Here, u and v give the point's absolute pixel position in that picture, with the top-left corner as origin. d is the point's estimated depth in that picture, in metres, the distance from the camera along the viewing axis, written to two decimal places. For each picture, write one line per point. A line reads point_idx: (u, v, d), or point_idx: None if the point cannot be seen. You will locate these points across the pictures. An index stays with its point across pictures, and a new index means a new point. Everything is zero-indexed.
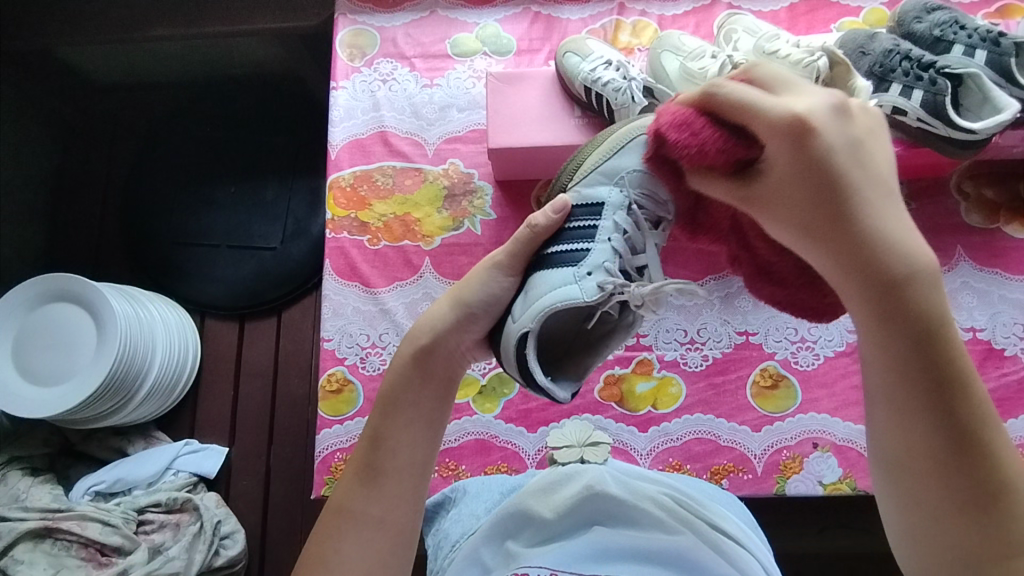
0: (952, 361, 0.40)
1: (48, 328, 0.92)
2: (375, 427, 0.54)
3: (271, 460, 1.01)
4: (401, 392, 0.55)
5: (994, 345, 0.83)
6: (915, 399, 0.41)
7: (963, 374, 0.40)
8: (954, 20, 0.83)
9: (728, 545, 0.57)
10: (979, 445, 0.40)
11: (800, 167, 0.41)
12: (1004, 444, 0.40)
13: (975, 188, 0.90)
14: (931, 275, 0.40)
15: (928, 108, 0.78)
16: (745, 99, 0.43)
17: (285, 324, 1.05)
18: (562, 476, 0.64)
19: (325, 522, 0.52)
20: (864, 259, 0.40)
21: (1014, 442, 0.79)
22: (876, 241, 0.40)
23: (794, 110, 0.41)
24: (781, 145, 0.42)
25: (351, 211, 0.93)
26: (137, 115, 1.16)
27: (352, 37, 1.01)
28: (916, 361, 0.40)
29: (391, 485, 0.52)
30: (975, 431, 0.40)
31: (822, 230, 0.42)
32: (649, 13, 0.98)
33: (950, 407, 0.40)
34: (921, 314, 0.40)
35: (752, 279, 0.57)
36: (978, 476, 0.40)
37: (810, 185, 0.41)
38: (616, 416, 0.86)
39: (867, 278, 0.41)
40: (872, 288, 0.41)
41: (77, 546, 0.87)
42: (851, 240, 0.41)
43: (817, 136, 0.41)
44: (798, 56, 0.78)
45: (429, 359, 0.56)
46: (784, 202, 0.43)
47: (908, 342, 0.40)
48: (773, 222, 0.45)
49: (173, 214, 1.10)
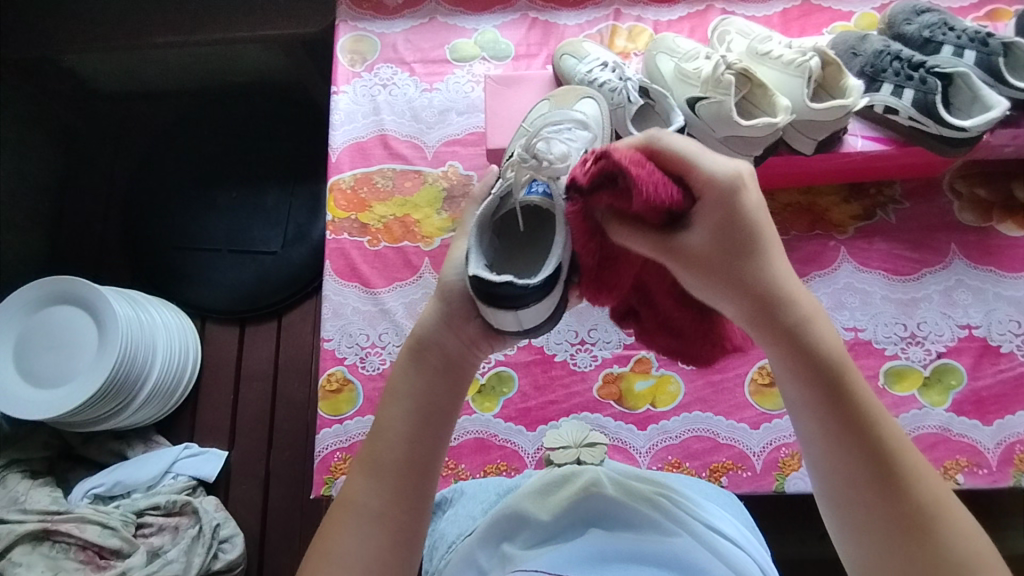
0: (863, 395, 0.44)
1: (48, 331, 0.93)
2: (376, 421, 0.54)
3: (271, 463, 1.01)
4: (399, 384, 0.55)
5: (990, 342, 0.84)
6: (839, 426, 0.44)
7: (875, 406, 0.44)
8: (943, 22, 0.85)
9: (724, 547, 0.57)
10: (905, 471, 0.43)
11: (726, 226, 0.44)
12: (922, 470, 0.44)
13: (968, 188, 0.91)
14: (822, 318, 0.46)
15: (919, 107, 0.79)
16: (686, 153, 0.43)
17: (285, 327, 1.06)
18: (559, 479, 0.65)
19: (330, 517, 0.51)
20: (773, 302, 0.45)
21: (1010, 438, 0.80)
22: (779, 290, 0.45)
23: (729, 169, 0.43)
24: (716, 203, 0.43)
25: (351, 212, 0.94)
26: (139, 122, 1.18)
27: (352, 43, 1.03)
28: (833, 405, 0.44)
29: (393, 479, 0.51)
30: (893, 457, 0.43)
31: (742, 286, 0.45)
32: (644, 19, 1.00)
33: (865, 435, 0.43)
34: (823, 346, 0.45)
35: (649, 334, 0.59)
36: (911, 501, 0.42)
37: (730, 244, 0.44)
38: (614, 414, 0.86)
39: (776, 316, 0.45)
40: (781, 336, 0.45)
41: (75, 549, 0.87)
42: (766, 296, 0.45)
43: (747, 198, 0.43)
44: (791, 56, 0.79)
45: (424, 350, 0.55)
46: (705, 258, 0.45)
47: (818, 370, 0.44)
48: (693, 274, 0.46)
49: (175, 220, 1.11)
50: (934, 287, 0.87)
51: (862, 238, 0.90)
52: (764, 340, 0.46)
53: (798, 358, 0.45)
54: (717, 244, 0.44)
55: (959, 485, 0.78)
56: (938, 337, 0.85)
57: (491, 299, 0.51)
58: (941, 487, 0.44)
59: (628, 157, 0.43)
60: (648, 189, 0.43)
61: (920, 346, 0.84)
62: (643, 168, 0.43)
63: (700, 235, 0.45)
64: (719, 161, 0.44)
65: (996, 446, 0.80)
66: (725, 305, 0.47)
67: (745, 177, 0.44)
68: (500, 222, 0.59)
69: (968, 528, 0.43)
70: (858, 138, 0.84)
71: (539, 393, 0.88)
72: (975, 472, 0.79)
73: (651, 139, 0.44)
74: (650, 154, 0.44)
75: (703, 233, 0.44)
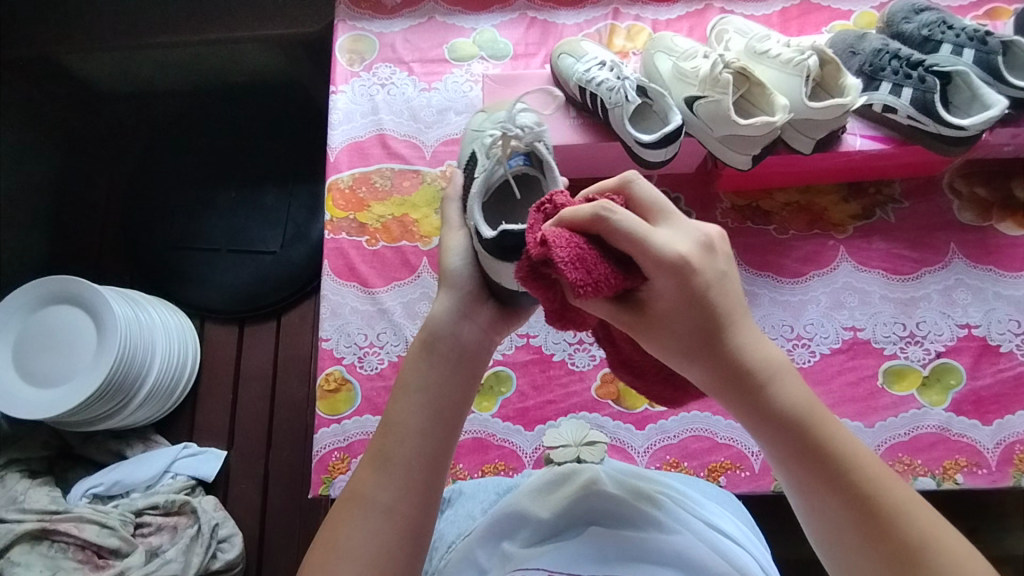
0: (832, 440, 0.43)
1: (47, 330, 0.93)
2: (387, 414, 0.53)
3: (269, 463, 1.01)
4: (412, 377, 0.55)
5: (989, 341, 0.84)
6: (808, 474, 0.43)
7: (848, 446, 0.44)
8: (942, 20, 0.85)
9: (725, 543, 0.57)
10: (891, 505, 0.42)
11: (678, 299, 0.44)
12: (906, 507, 0.42)
13: (967, 187, 0.91)
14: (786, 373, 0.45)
15: (917, 106, 0.79)
16: (635, 233, 0.42)
17: (284, 327, 1.06)
18: (558, 476, 0.65)
19: (337, 511, 0.50)
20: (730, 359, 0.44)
21: (1009, 438, 0.80)
22: (739, 355, 0.44)
23: (675, 248, 0.43)
24: (665, 278, 0.43)
25: (349, 212, 0.94)
26: (138, 122, 1.18)
27: (351, 42, 1.03)
28: (806, 461, 0.43)
29: (403, 472, 0.51)
30: (870, 498, 0.42)
31: (707, 353, 0.44)
32: (643, 18, 1.00)
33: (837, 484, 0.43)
34: (781, 400, 0.44)
35: (617, 371, 0.57)
36: (900, 540, 0.41)
37: (687, 314, 0.44)
38: (613, 414, 0.86)
39: (733, 370, 0.44)
40: (744, 397, 0.45)
41: (74, 549, 0.87)
42: (733, 363, 0.44)
43: (707, 261, 0.44)
44: (789, 55, 0.79)
45: (438, 343, 0.56)
46: (661, 325, 0.45)
47: (781, 427, 0.44)
48: (655, 341, 0.46)
49: (173, 220, 1.11)
50: (933, 287, 0.87)
51: (861, 237, 0.90)
52: (730, 404, 0.46)
53: (762, 422, 0.44)
54: (675, 310, 0.44)
55: (959, 485, 0.78)
56: (937, 336, 0.84)
57: (519, 249, 0.56)
58: (931, 512, 0.42)
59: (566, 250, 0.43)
60: (571, 264, 0.42)
61: (919, 345, 0.84)
62: (588, 261, 0.43)
63: (657, 300, 0.44)
64: (678, 229, 0.45)
65: (995, 446, 0.80)
66: (691, 367, 0.46)
67: (692, 255, 0.43)
68: (493, 199, 0.66)
69: (963, 555, 0.41)
70: (856, 137, 0.84)
71: (538, 393, 0.88)
72: (975, 472, 0.79)
73: (600, 217, 0.43)
74: (594, 235, 0.43)
75: (659, 298, 0.44)
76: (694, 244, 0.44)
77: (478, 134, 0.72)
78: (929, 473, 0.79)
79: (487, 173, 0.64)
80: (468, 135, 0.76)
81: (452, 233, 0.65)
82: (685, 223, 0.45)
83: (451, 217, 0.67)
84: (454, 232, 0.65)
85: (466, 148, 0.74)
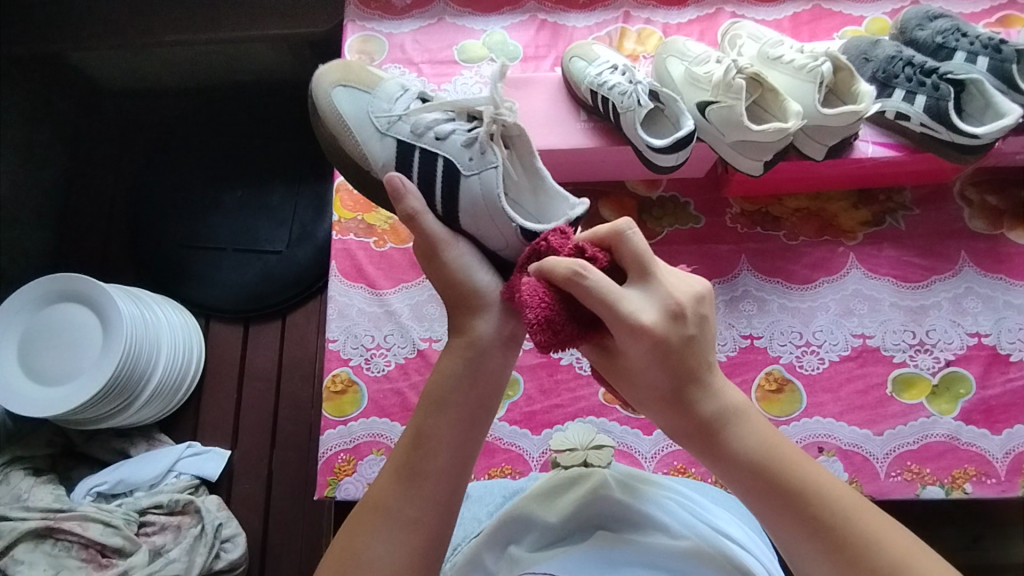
0: (793, 477, 0.47)
1: (52, 328, 0.93)
2: (418, 425, 0.53)
3: (274, 463, 1.00)
4: (446, 391, 0.53)
5: (999, 350, 0.84)
6: (774, 504, 0.47)
7: (810, 479, 0.48)
8: (956, 28, 0.85)
9: (735, 550, 0.57)
10: (855, 542, 0.45)
11: (645, 359, 0.48)
12: (868, 534, 0.45)
13: (979, 195, 0.91)
14: (742, 418, 0.50)
15: (931, 113, 0.79)
16: (604, 298, 0.46)
17: (290, 327, 1.06)
18: (566, 481, 0.64)
19: (360, 517, 0.51)
20: (690, 412, 0.49)
21: (1018, 449, 0.79)
22: (699, 409, 0.49)
23: (642, 315, 0.47)
24: (630, 340, 0.47)
25: (357, 213, 0.94)
26: (145, 120, 1.17)
27: (361, 43, 1.02)
28: (766, 501, 0.48)
29: (430, 487, 0.50)
30: (833, 526, 0.46)
31: (673, 403, 0.50)
32: (653, 22, 1.00)
33: (800, 512, 0.46)
34: (737, 444, 0.49)
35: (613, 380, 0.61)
36: (861, 566, 0.44)
37: (656, 372, 0.49)
38: (620, 419, 0.86)
39: (689, 420, 0.50)
40: (707, 441, 0.50)
41: (78, 547, 0.87)
42: (697, 413, 0.49)
43: (677, 330, 0.48)
44: (802, 61, 0.79)
45: (480, 357, 0.54)
46: (634, 375, 0.50)
47: (739, 466, 0.48)
48: (629, 387, 0.52)
49: (180, 218, 1.11)
50: (943, 295, 0.86)
51: (871, 244, 0.89)
52: (696, 448, 0.51)
53: (720, 460, 0.49)
54: (644, 368, 0.49)
55: (967, 494, 0.78)
56: (947, 345, 0.84)
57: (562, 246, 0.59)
58: (903, 538, 0.46)
59: (531, 301, 0.48)
60: (535, 314, 0.48)
61: (929, 354, 0.84)
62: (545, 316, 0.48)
63: (625, 352, 0.49)
64: (651, 292, 0.49)
65: (1004, 456, 0.79)
66: (661, 418, 0.51)
67: (657, 319, 0.47)
68: None
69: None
70: (869, 144, 0.84)
71: (545, 397, 0.87)
72: (983, 481, 0.79)
73: (574, 277, 0.46)
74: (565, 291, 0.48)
75: (629, 353, 0.49)
76: (661, 310, 0.48)
77: (413, 121, 0.66)
78: (937, 482, 0.79)
79: (488, 168, 0.62)
80: (371, 135, 0.67)
81: (449, 246, 0.58)
82: (660, 289, 0.49)
83: (436, 231, 0.58)
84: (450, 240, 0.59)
85: (395, 137, 0.66)
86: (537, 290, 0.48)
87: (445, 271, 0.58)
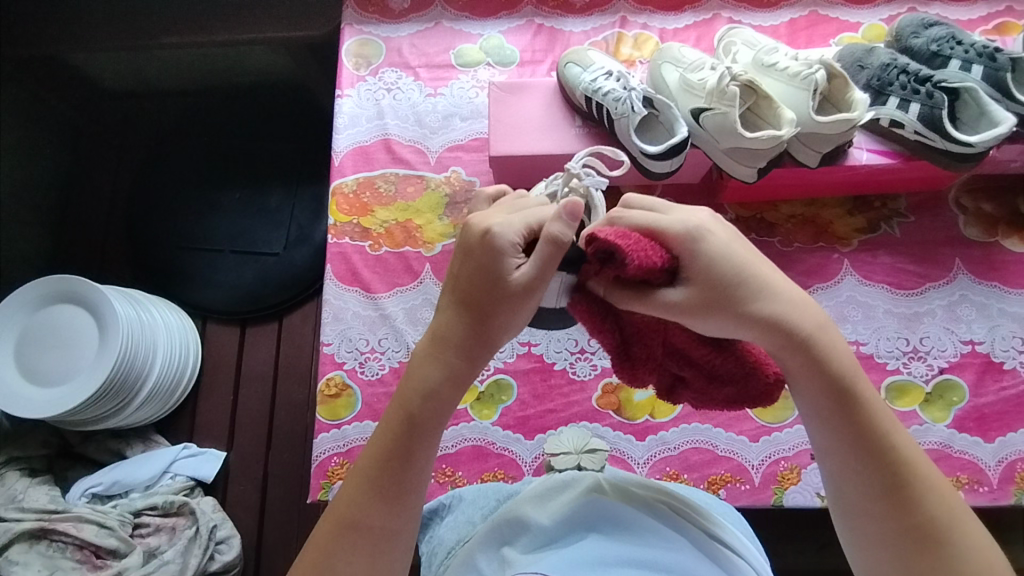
0: (871, 412, 0.48)
1: (49, 329, 0.93)
2: (395, 440, 0.50)
3: (269, 465, 1.01)
4: (427, 410, 0.51)
5: (993, 358, 0.84)
6: (846, 432, 0.48)
7: (883, 420, 0.48)
8: (951, 36, 0.85)
9: (725, 555, 0.57)
10: (917, 484, 0.46)
11: (714, 279, 0.48)
12: (929, 482, 0.47)
13: (974, 202, 0.91)
14: (831, 338, 0.49)
15: (924, 121, 0.79)
16: (650, 220, 0.49)
17: (286, 329, 1.06)
18: (559, 484, 0.65)
19: (331, 530, 0.50)
20: (775, 324, 0.48)
21: (1012, 456, 0.79)
22: (784, 322, 0.48)
23: (691, 221, 0.48)
24: (693, 254, 0.48)
25: (353, 216, 0.94)
26: (146, 121, 1.18)
27: (357, 46, 1.03)
28: (843, 425, 0.48)
29: (407, 503, 0.50)
30: (898, 469, 0.47)
31: (754, 319, 0.48)
32: (650, 27, 1.00)
33: (871, 449, 0.47)
34: (825, 363, 0.48)
35: (706, 392, 0.55)
36: (919, 513, 0.46)
37: (727, 287, 0.48)
38: (613, 425, 0.86)
39: (779, 335, 0.48)
40: (795, 352, 0.48)
41: (72, 548, 0.87)
42: (784, 326, 0.48)
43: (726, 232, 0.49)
44: (796, 68, 0.79)
45: (461, 376, 0.51)
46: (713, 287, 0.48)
47: (823, 389, 0.48)
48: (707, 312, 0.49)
49: (178, 219, 1.11)
50: (938, 302, 0.86)
51: (865, 250, 0.89)
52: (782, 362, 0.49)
53: (808, 375, 0.48)
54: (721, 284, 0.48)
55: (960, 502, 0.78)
56: (941, 352, 0.84)
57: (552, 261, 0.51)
58: (949, 490, 0.48)
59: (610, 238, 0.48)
60: (641, 256, 0.47)
61: (922, 361, 0.84)
62: (630, 240, 0.47)
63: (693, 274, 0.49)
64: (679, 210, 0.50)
65: (997, 464, 0.79)
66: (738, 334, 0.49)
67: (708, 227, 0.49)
68: None
69: (974, 530, 0.46)
70: (863, 151, 0.84)
71: (538, 402, 0.87)
72: (976, 489, 0.78)
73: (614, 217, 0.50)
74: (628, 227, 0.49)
75: (703, 267, 0.48)
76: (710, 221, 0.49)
77: None
78: None
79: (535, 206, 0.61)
80: None
81: (533, 261, 0.48)
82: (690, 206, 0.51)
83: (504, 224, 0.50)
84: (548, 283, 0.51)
85: None
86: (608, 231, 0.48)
87: (495, 274, 0.49)
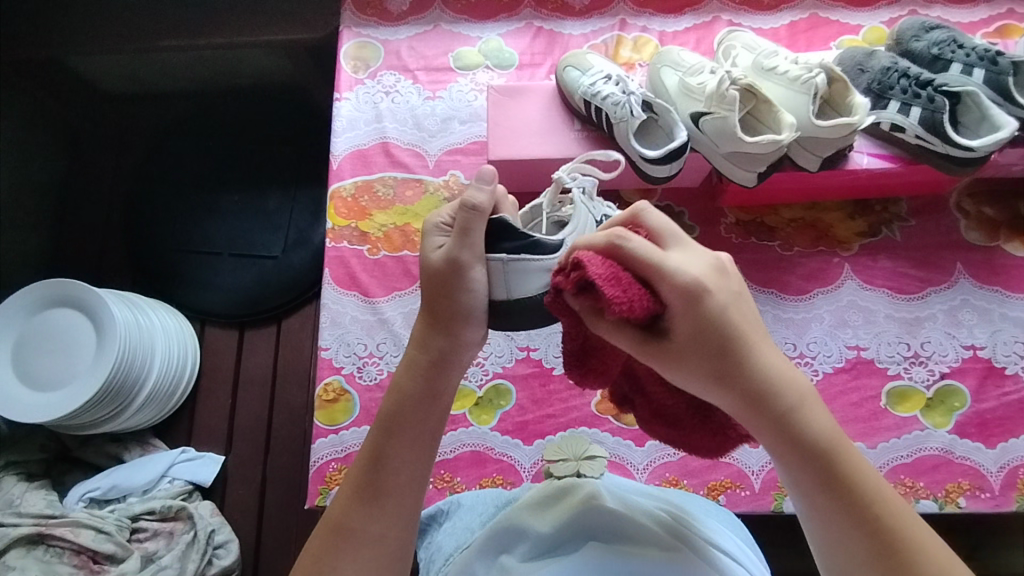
0: (852, 471, 0.46)
1: (46, 332, 0.93)
2: (377, 446, 0.54)
3: (267, 469, 1.00)
4: (404, 413, 0.54)
5: (995, 363, 0.83)
6: (829, 493, 0.46)
7: (865, 479, 0.46)
8: (952, 39, 0.85)
9: (725, 561, 0.56)
10: (905, 545, 0.45)
11: (701, 332, 0.46)
12: (918, 541, 0.45)
13: (975, 206, 0.90)
14: (811, 404, 0.47)
15: (925, 125, 0.79)
16: (653, 256, 0.45)
17: (284, 333, 1.06)
18: (558, 489, 0.64)
19: (322, 538, 0.52)
20: (750, 390, 0.47)
21: (1013, 462, 0.79)
22: (761, 385, 0.47)
23: (693, 274, 0.46)
24: (684, 306, 0.46)
25: (351, 220, 0.94)
26: (144, 123, 1.17)
27: (355, 49, 1.02)
28: (824, 489, 0.46)
29: (391, 504, 0.52)
30: (885, 529, 0.45)
31: (729, 382, 0.47)
32: (649, 30, 1.00)
33: (853, 508, 0.46)
34: (800, 430, 0.47)
35: (648, 423, 0.58)
36: (909, 571, 0.44)
37: (710, 346, 0.46)
38: (613, 430, 0.85)
39: (753, 402, 0.47)
40: (770, 421, 0.47)
41: (69, 553, 0.87)
42: (756, 390, 0.47)
43: (723, 284, 0.47)
44: (797, 72, 0.79)
45: (433, 376, 0.55)
46: (693, 344, 0.47)
47: (802, 456, 0.46)
48: (683, 368, 0.48)
49: (176, 222, 1.11)
50: (939, 307, 0.86)
51: (866, 255, 0.89)
52: (756, 429, 0.48)
53: (784, 444, 0.47)
54: (701, 345, 0.47)
55: (961, 509, 0.77)
56: (942, 357, 0.83)
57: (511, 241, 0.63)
58: (942, 547, 0.46)
59: (599, 271, 0.45)
60: (624, 305, 0.45)
61: (923, 366, 0.83)
62: (620, 282, 0.45)
63: (680, 329, 0.47)
64: (687, 251, 0.48)
65: (998, 470, 0.79)
66: (716, 397, 0.48)
67: (707, 280, 0.46)
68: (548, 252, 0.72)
69: None
70: (863, 155, 0.84)
71: (537, 407, 0.87)
72: (977, 496, 0.78)
73: (616, 240, 0.46)
74: (619, 258, 0.46)
75: (687, 322, 0.47)
76: (712, 270, 0.47)
77: None
78: (931, 495, 0.78)
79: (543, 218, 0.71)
80: None
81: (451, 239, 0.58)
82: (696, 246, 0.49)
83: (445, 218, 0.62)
84: (478, 256, 0.59)
85: None
86: (600, 260, 0.46)
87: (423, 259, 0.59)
